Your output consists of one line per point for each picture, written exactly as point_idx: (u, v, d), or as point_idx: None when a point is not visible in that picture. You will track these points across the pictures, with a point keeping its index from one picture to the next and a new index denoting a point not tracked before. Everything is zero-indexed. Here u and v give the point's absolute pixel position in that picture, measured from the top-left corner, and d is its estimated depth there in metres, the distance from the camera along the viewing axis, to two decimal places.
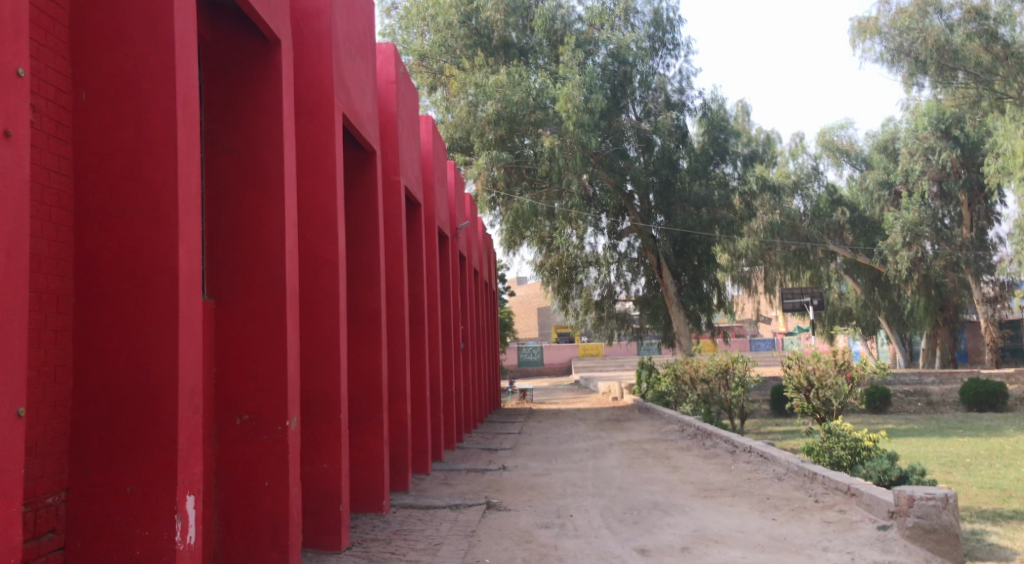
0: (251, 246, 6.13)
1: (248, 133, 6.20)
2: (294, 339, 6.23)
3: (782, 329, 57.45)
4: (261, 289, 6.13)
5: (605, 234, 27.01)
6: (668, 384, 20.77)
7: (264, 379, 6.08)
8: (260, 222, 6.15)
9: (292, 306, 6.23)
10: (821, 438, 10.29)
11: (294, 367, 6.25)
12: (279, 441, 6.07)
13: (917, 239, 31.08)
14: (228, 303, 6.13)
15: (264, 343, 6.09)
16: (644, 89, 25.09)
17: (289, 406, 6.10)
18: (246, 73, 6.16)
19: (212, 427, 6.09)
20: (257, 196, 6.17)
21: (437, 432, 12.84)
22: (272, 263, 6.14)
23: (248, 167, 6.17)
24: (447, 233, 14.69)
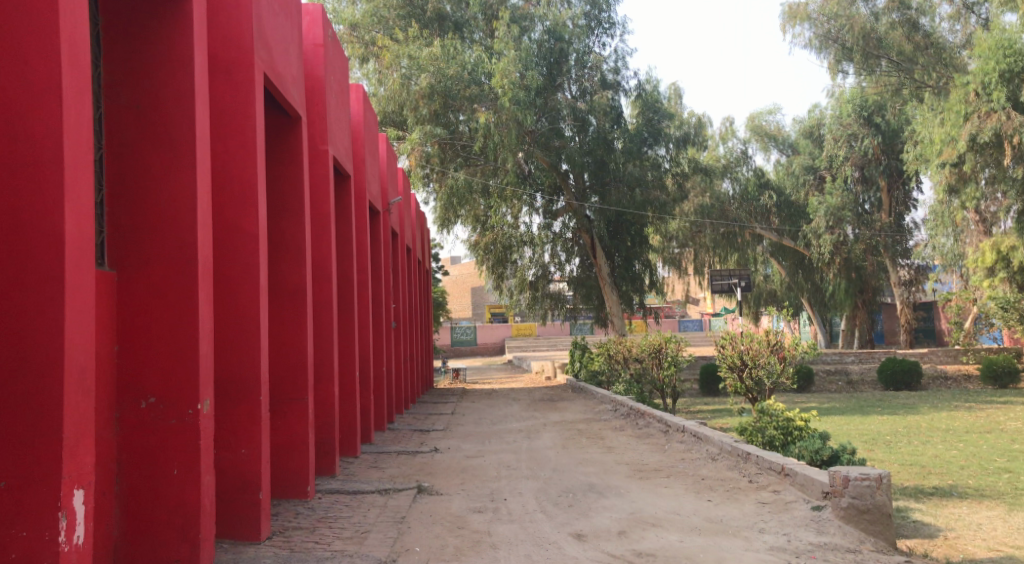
0: (161, 213, 5.78)
1: (155, 90, 5.82)
2: (207, 315, 5.89)
3: (709, 310, 58.30)
4: (171, 260, 5.77)
5: (539, 214, 26.71)
6: (601, 363, 20.77)
7: (173, 357, 5.73)
8: (170, 188, 5.79)
9: (204, 279, 5.87)
10: (754, 418, 10.24)
11: (208, 345, 5.90)
12: (189, 426, 5.72)
13: (839, 223, 31.65)
14: (134, 275, 5.76)
15: (174, 318, 5.73)
16: (580, 67, 24.97)
17: (201, 388, 5.76)
18: (151, 28, 5.80)
19: (114, 411, 5.69)
20: (164, 159, 5.80)
21: (366, 414, 12.51)
22: (183, 232, 5.79)
23: (155, 127, 5.81)
24: (378, 208, 14.30)
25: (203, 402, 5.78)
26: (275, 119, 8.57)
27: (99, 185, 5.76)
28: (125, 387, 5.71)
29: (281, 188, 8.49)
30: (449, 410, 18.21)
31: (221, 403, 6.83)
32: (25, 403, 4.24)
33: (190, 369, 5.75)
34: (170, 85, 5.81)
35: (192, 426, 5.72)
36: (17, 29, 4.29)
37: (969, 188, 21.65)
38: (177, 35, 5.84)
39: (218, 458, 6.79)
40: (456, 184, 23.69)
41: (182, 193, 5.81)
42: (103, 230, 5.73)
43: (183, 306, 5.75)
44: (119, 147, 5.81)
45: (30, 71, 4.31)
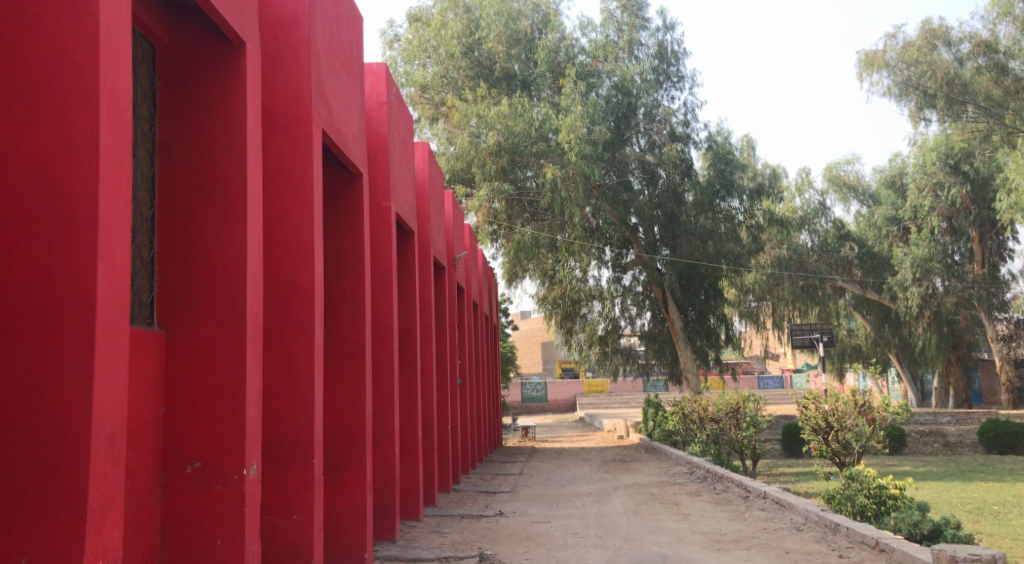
0: (210, 269, 5.52)
1: (207, 142, 5.61)
2: (255, 374, 5.58)
3: (789, 366, 56.62)
4: (220, 319, 5.49)
5: (609, 268, 26.26)
6: (676, 423, 20.02)
7: (219, 420, 5.41)
8: (220, 244, 5.53)
9: (254, 338, 5.58)
10: (842, 485, 9.45)
11: (256, 407, 5.58)
12: (235, 492, 5.37)
13: (927, 274, 30.30)
14: (182, 334, 5.48)
15: (221, 378, 5.43)
16: (648, 121, 24.68)
17: (249, 453, 5.43)
18: (205, 80, 5.62)
19: (158, 476, 5.38)
20: (215, 215, 5.55)
21: (430, 474, 12.07)
22: (232, 289, 5.52)
23: (207, 182, 5.58)
24: (443, 263, 14.02)
25: (248, 466, 5.45)
26: (336, 175, 8.35)
27: (150, 243, 5.53)
28: (171, 451, 5.41)
29: (340, 244, 8.23)
30: (518, 471, 17.64)
31: (273, 466, 6.49)
32: (46, 470, 3.91)
33: (236, 433, 5.42)
34: (223, 139, 5.60)
35: (237, 493, 5.37)
36: (57, 85, 4.07)
37: None
38: (231, 86, 5.64)
39: (269, 525, 6.41)
40: (523, 238, 23.48)
41: (232, 249, 5.55)
42: (153, 288, 5.48)
43: (230, 366, 5.45)
44: (170, 203, 5.58)
45: (66, 112, 4.07)
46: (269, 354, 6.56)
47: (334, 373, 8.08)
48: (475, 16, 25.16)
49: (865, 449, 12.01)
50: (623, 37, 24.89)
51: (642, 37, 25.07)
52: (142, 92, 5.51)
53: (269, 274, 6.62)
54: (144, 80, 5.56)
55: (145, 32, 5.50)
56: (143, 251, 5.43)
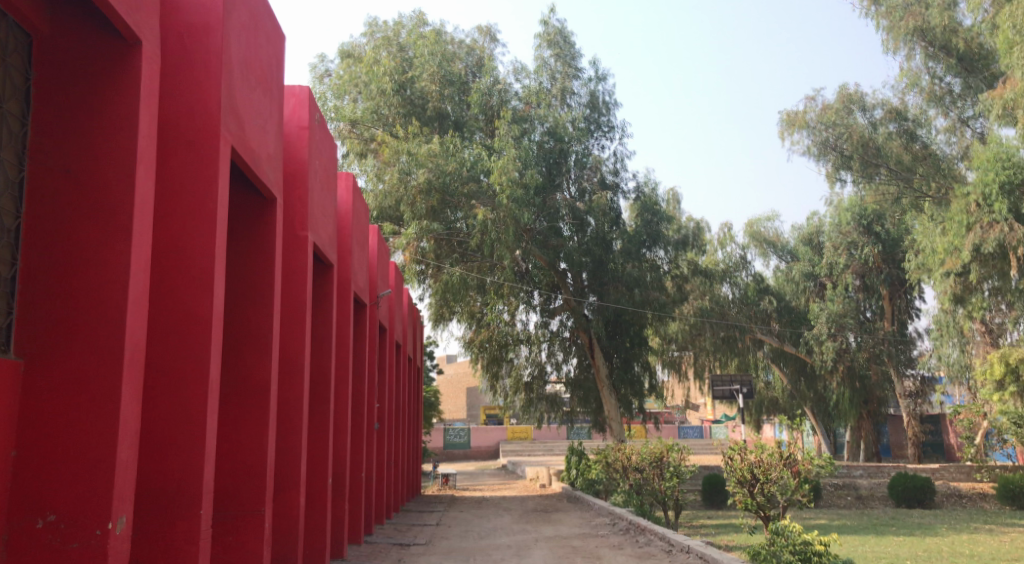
0: (85, 295, 5.16)
1: (88, 155, 5.25)
2: (133, 414, 5.21)
3: (709, 417, 57.16)
4: (92, 351, 5.13)
5: (537, 311, 26.06)
6: (598, 472, 19.77)
7: (84, 466, 5.04)
8: (98, 267, 5.18)
9: (133, 372, 5.23)
10: (768, 541, 9.25)
11: (130, 450, 5.20)
12: (95, 550, 4.99)
13: (841, 331, 30.78)
14: (45, 364, 5.11)
15: (93, 419, 5.06)
16: (579, 168, 24.74)
17: (115, 505, 5.04)
18: (91, 80, 5.27)
19: (3, 529, 4.97)
20: (96, 231, 5.19)
21: (339, 525, 11.46)
22: (110, 318, 5.15)
23: (86, 193, 5.21)
24: (365, 300, 13.56)
25: (115, 520, 5.06)
26: (247, 199, 8.07)
27: (12, 257, 5.17)
28: (21, 501, 5.01)
29: (249, 275, 7.97)
30: (435, 521, 17.06)
31: (155, 515, 6.11)
32: None
33: (103, 479, 5.04)
34: (105, 148, 5.24)
35: (98, 550, 4.98)
36: None
37: (974, 299, 21.12)
38: (123, 91, 5.31)
39: None
40: (450, 279, 23.10)
41: (113, 272, 5.19)
42: (12, 310, 5.12)
43: (103, 406, 5.08)
44: (41, 214, 5.23)
45: None
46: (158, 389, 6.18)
47: (233, 412, 7.78)
48: (408, 55, 25.10)
49: (790, 502, 11.86)
50: (557, 85, 24.91)
51: (575, 86, 25.18)
52: (12, 88, 5.21)
53: (164, 300, 6.16)
54: (16, 73, 5.26)
55: (20, 20, 5.24)
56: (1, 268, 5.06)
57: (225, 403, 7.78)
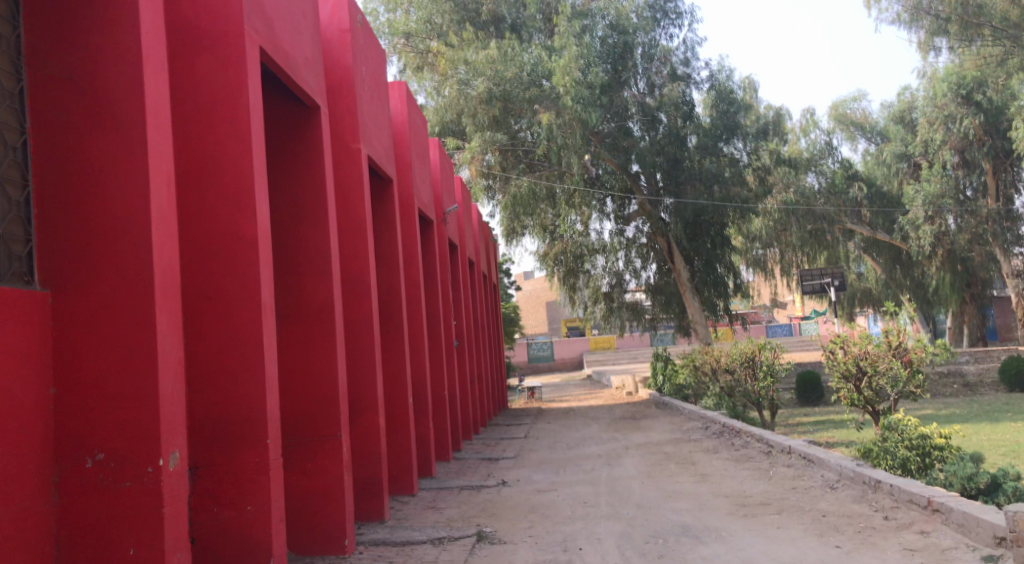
0: (103, 215, 4.75)
1: (89, 57, 4.78)
2: (171, 340, 4.86)
3: (799, 314, 55.90)
4: (122, 274, 4.74)
5: (611, 219, 25.27)
6: (687, 376, 19.16)
7: (126, 399, 4.69)
8: (116, 181, 4.76)
9: (165, 294, 4.85)
10: (880, 437, 8.51)
11: (174, 381, 4.84)
12: (148, 488, 4.65)
13: (939, 212, 29.26)
14: (73, 292, 4.75)
15: (131, 347, 4.71)
16: (647, 61, 23.40)
17: (165, 440, 4.70)
18: None
19: (52, 474, 4.62)
20: (107, 142, 4.77)
21: (425, 445, 11.22)
22: (135, 238, 4.76)
23: (93, 98, 4.77)
24: (431, 217, 12.98)
25: (166, 456, 4.72)
26: (289, 108, 7.57)
27: (23, 178, 4.75)
28: (66, 442, 4.65)
29: (299, 194, 7.54)
30: (523, 433, 16.78)
31: (222, 447, 5.80)
32: None
33: (148, 411, 4.69)
34: (107, 47, 4.76)
35: (153, 488, 4.64)
36: None
37: None
38: None
39: (218, 516, 5.75)
40: (519, 191, 22.63)
41: (131, 185, 4.76)
42: (30, 237, 4.71)
43: (139, 334, 4.72)
44: (52, 126, 4.81)
45: None
46: (207, 312, 5.81)
47: (298, 337, 7.46)
48: None
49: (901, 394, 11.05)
50: None
51: None
52: None
53: (205, 222, 5.84)
54: None
55: None
56: (12, 190, 4.63)
57: (290, 327, 7.44)
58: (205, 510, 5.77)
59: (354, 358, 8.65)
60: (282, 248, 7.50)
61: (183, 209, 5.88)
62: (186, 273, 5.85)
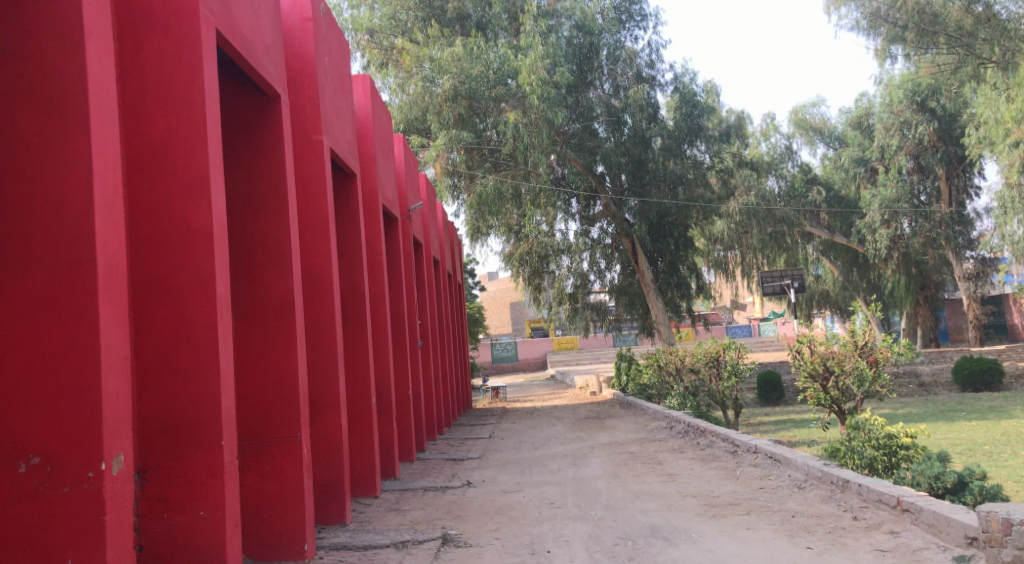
0: (46, 207, 4.66)
1: (29, 37, 4.66)
2: (116, 337, 4.78)
3: (760, 315, 56.46)
4: (63, 266, 4.65)
5: (576, 220, 25.20)
6: (650, 376, 19.17)
7: (67, 399, 4.58)
8: (58, 168, 4.66)
9: (110, 289, 4.76)
10: (846, 435, 8.51)
11: (119, 380, 4.75)
12: (89, 493, 4.56)
13: (896, 216, 29.64)
14: (15, 285, 4.66)
15: (74, 346, 4.61)
16: (612, 62, 23.49)
17: (106, 443, 4.60)
18: None
19: None
20: (49, 131, 4.66)
21: (388, 445, 11.03)
22: (80, 228, 4.66)
23: (33, 85, 4.67)
24: (395, 214, 12.80)
25: (109, 460, 4.63)
26: (248, 97, 7.38)
27: None
28: (4, 446, 4.61)
29: (257, 187, 7.36)
30: (487, 433, 16.65)
31: (172, 451, 5.59)
32: None
33: (90, 413, 4.60)
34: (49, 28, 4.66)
35: (93, 494, 4.55)
36: None
37: None
38: None
39: (169, 522, 5.55)
40: (485, 190, 22.51)
41: (73, 171, 4.67)
42: None
43: (83, 332, 4.63)
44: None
45: None
46: (158, 307, 5.59)
47: (256, 335, 7.26)
48: None
49: (867, 394, 11.10)
50: None
51: None
52: None
53: (156, 213, 5.65)
54: None
55: None
56: None
57: (247, 325, 7.25)
58: (155, 515, 5.57)
59: (314, 357, 8.46)
60: (239, 242, 7.29)
61: (133, 200, 5.67)
62: (135, 266, 5.62)
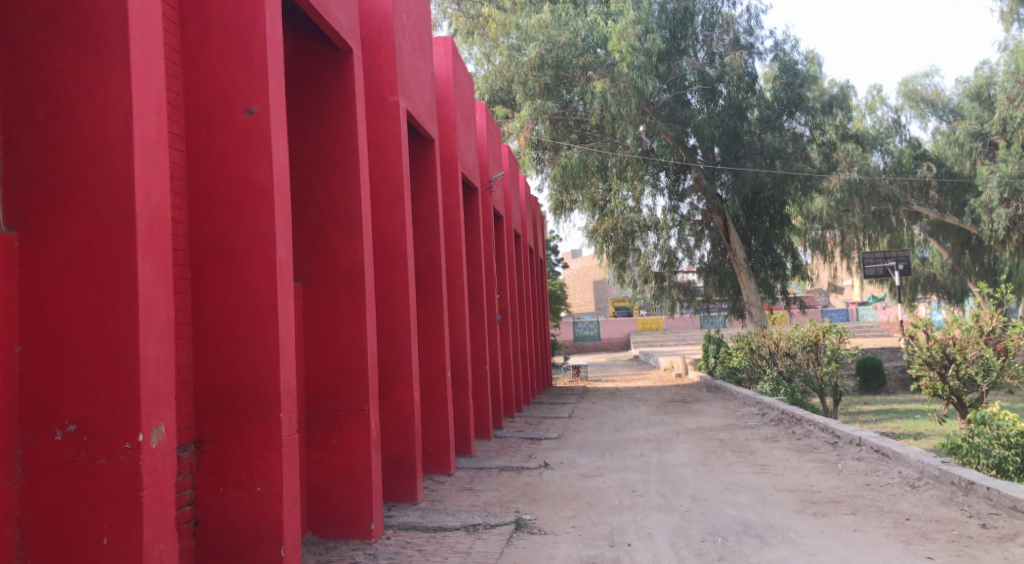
0: (81, 150, 4.19)
1: None
2: (160, 299, 4.32)
3: (857, 300, 54.41)
4: (99, 219, 4.18)
5: (664, 195, 24.26)
6: (741, 359, 18.29)
7: (105, 362, 4.14)
8: (95, 108, 4.20)
9: (152, 246, 4.29)
10: (969, 431, 7.64)
11: (161, 344, 4.30)
12: (125, 467, 4.11)
13: (1016, 195, 27.63)
14: (45, 240, 4.19)
15: (111, 303, 4.16)
16: (708, 28, 22.55)
17: (145, 412, 4.14)
18: None
19: (16, 445, 4.11)
20: (85, 66, 4.19)
21: (463, 422, 10.52)
22: (120, 176, 4.19)
23: (69, 14, 4.20)
24: (476, 184, 12.26)
25: (148, 432, 4.17)
26: (320, 50, 6.89)
27: None
28: (33, 411, 4.14)
29: (328, 146, 6.91)
30: (568, 413, 16.09)
31: (228, 421, 5.15)
32: None
33: (129, 377, 4.13)
34: None
35: (130, 467, 4.10)
36: None
37: None
38: None
39: (224, 496, 5.12)
40: (568, 161, 21.69)
41: (111, 113, 4.20)
42: None
43: (120, 288, 4.16)
44: (20, 41, 4.24)
45: None
46: (216, 268, 5.18)
47: (325, 302, 6.81)
48: None
49: (994, 385, 10.06)
50: None
51: None
52: None
53: (213, 166, 5.21)
54: None
55: None
56: None
57: (317, 290, 6.82)
58: (210, 489, 5.14)
59: (387, 328, 8.01)
60: (307, 204, 6.87)
61: (190, 153, 5.23)
62: (192, 225, 5.20)
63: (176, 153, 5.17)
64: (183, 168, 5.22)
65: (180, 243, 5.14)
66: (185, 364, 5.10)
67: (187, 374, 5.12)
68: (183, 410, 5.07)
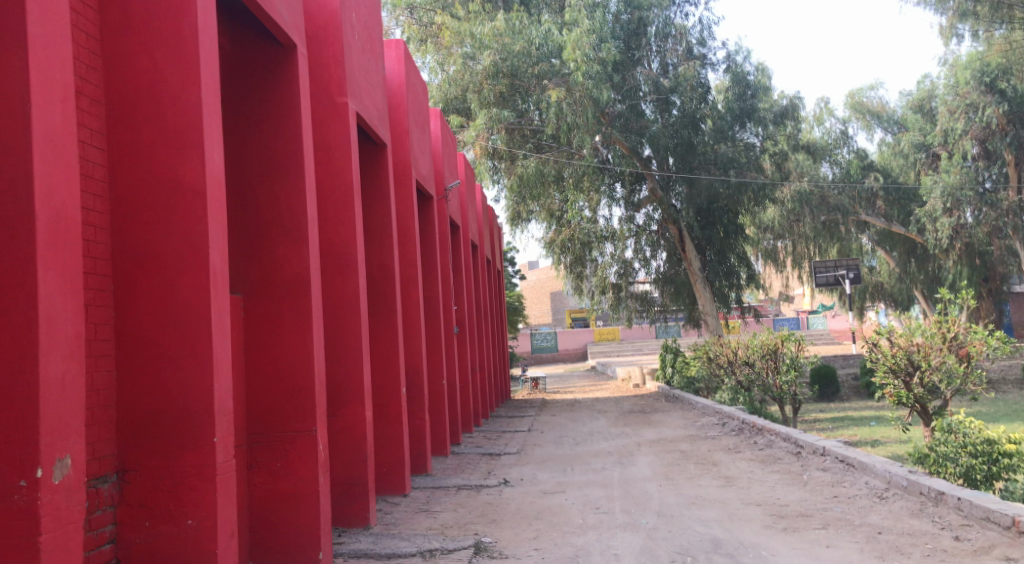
0: None
1: None
2: (65, 315, 3.98)
3: (808, 309, 54.93)
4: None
5: (620, 205, 24.28)
6: (698, 368, 18.15)
7: (0, 388, 3.78)
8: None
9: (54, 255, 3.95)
10: (935, 439, 7.50)
11: (65, 366, 3.95)
12: (20, 507, 3.75)
13: (958, 204, 28.03)
14: None
15: (9, 318, 3.81)
16: (662, 38, 22.32)
17: (43, 445, 3.78)
18: None
19: None
20: None
21: (419, 439, 10.17)
22: (17, 178, 3.85)
23: None
24: (430, 192, 11.94)
25: (49, 466, 3.80)
26: (261, 48, 6.59)
27: None
28: None
29: (270, 149, 6.59)
30: (527, 426, 15.78)
31: (156, 448, 4.87)
32: None
33: (25, 404, 3.77)
34: None
35: (25, 508, 3.74)
36: None
37: None
38: None
39: (151, 531, 4.85)
40: (525, 171, 21.66)
41: (8, 108, 3.86)
42: None
43: (17, 303, 3.81)
44: None
45: None
46: (141, 279, 4.91)
47: (266, 315, 6.48)
48: None
49: (957, 390, 10.09)
50: None
51: None
52: None
53: (139, 169, 4.94)
54: None
55: None
56: None
57: (258, 301, 6.49)
58: (134, 523, 4.86)
59: (335, 342, 7.68)
60: (247, 211, 6.54)
61: (113, 153, 4.95)
62: (115, 232, 4.93)
63: (97, 153, 4.89)
64: (105, 170, 4.93)
65: (102, 251, 4.86)
66: (106, 384, 4.82)
67: (109, 395, 4.83)
68: (102, 435, 4.77)
